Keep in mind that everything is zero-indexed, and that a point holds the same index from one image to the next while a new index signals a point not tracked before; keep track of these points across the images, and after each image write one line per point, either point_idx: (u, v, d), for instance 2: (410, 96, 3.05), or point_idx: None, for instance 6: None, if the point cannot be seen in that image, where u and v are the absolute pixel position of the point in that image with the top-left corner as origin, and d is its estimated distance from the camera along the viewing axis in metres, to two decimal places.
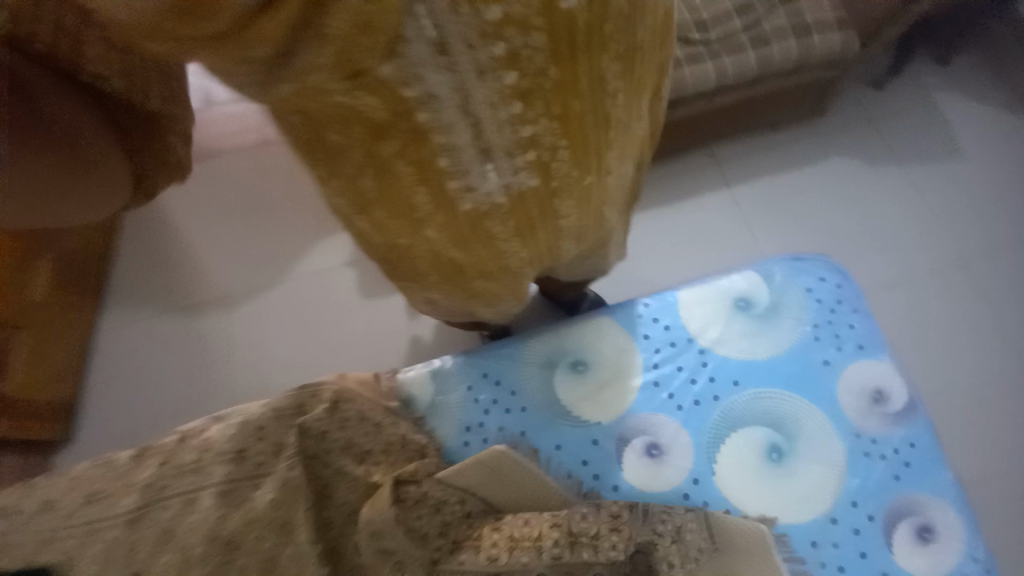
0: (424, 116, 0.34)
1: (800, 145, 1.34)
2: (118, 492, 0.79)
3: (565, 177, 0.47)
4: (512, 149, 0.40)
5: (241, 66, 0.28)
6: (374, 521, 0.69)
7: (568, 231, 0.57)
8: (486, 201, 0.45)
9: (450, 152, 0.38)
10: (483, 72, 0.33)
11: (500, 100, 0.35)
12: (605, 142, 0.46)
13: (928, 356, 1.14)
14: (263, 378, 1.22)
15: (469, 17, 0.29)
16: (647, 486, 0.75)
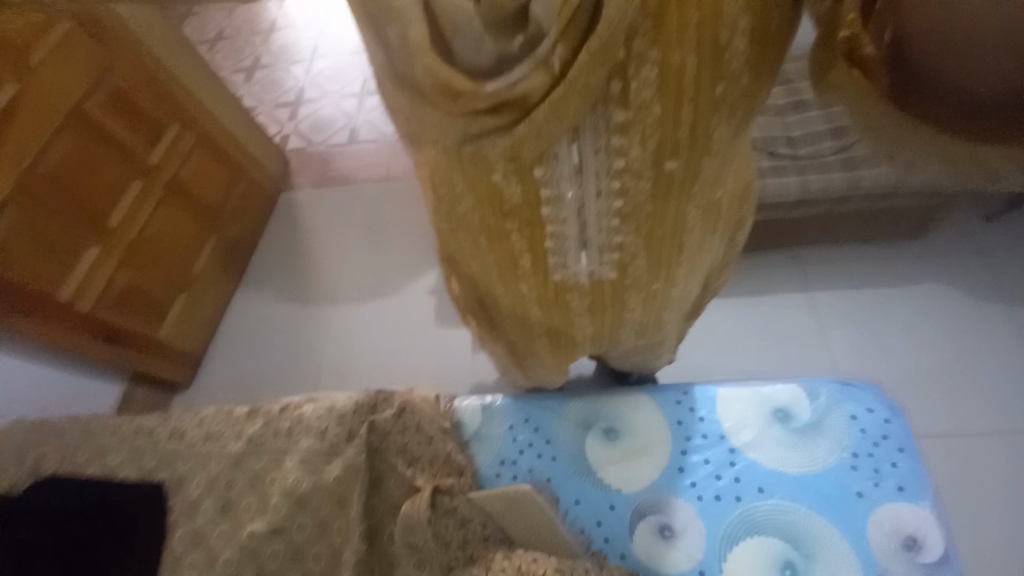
0: (551, 209, 0.48)
1: (896, 265, 1.30)
2: (232, 435, 1.01)
3: (638, 277, 0.60)
4: (602, 247, 0.54)
5: (448, 161, 0.43)
6: (410, 518, 0.82)
7: (625, 319, 0.69)
8: (573, 277, 0.59)
9: (558, 238, 0.52)
10: (600, 193, 0.48)
11: (606, 212, 0.50)
12: (676, 262, 0.59)
13: (1014, 524, 1.02)
14: (345, 374, 1.44)
15: (604, 161, 0.45)
16: (653, 563, 0.80)
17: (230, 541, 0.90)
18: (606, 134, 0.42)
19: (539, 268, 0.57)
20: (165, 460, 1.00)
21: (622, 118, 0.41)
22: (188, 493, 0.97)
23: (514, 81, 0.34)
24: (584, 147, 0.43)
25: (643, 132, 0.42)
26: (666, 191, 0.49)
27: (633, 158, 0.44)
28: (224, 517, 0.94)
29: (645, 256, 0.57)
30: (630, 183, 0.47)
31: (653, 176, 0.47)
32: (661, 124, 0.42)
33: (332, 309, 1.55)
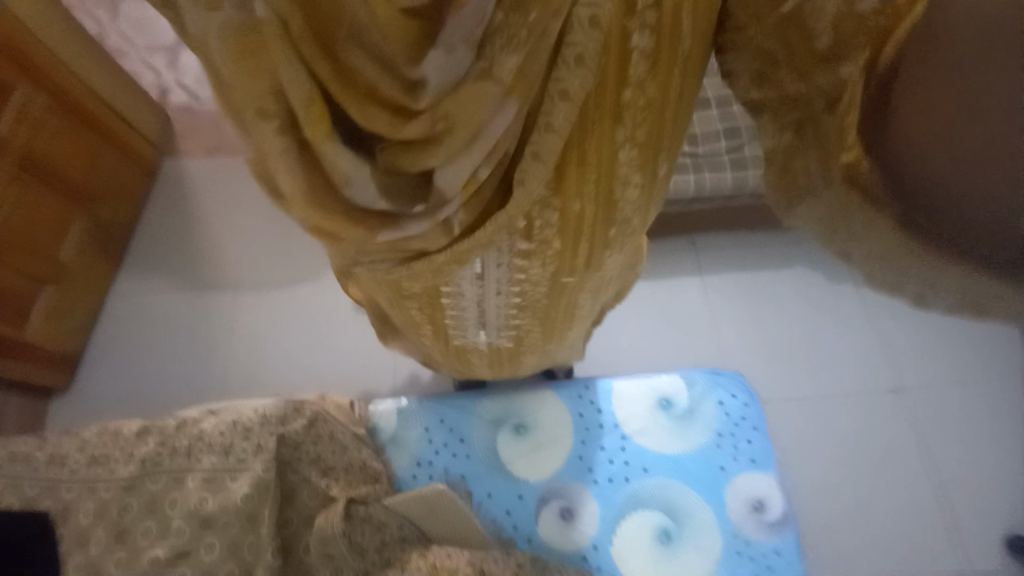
0: (449, 299, 0.56)
1: (777, 251, 1.46)
2: (121, 458, 0.93)
3: (533, 343, 0.69)
4: (497, 327, 0.64)
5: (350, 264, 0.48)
6: (324, 530, 0.84)
7: (526, 350, 0.70)
8: (473, 343, 0.67)
9: (456, 315, 0.60)
10: (499, 293, 0.56)
11: (504, 306, 0.59)
12: (566, 329, 0.68)
13: (846, 471, 1.25)
14: (254, 369, 1.35)
15: (506, 273, 0.52)
16: (555, 542, 0.90)
17: (128, 569, 0.85)
18: (510, 254, 0.49)
19: (439, 335, 0.65)
20: (48, 488, 0.92)
21: (525, 247, 0.48)
22: (76, 523, 0.89)
23: (416, 227, 0.38)
24: (488, 262, 0.50)
25: (543, 260, 0.50)
26: (558, 293, 0.57)
27: (532, 274, 0.52)
28: (120, 544, 0.88)
29: (538, 330, 0.65)
30: (527, 288, 0.55)
31: (548, 285, 0.55)
32: (559, 255, 0.49)
33: (236, 296, 1.43)
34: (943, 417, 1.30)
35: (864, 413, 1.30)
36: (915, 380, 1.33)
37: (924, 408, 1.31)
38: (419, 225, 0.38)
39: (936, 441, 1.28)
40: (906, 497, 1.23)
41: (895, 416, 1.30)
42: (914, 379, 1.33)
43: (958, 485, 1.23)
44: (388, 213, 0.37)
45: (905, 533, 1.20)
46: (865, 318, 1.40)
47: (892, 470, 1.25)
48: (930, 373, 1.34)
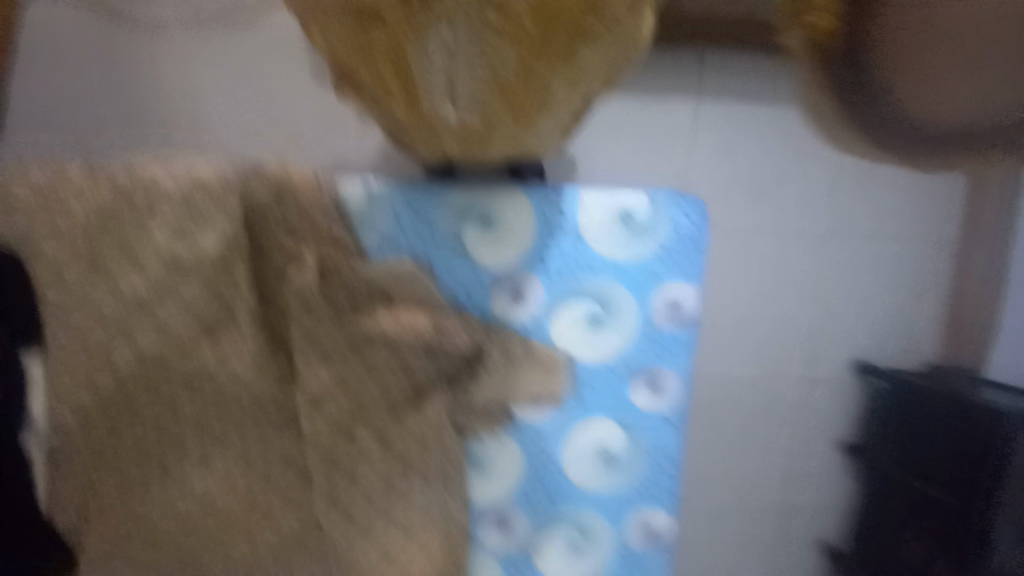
0: (420, 61, 0.60)
1: (775, 83, 1.42)
2: (73, 197, 0.91)
3: (507, 128, 0.69)
4: (466, 109, 0.65)
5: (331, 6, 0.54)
6: (302, 284, 0.96)
7: (496, 134, 0.68)
8: (445, 124, 0.67)
9: (428, 91, 0.63)
10: (468, 61, 0.60)
11: (474, 79, 0.62)
12: (537, 112, 0.68)
13: (749, 295, 1.50)
14: (194, 124, 1.23)
15: (470, 36, 0.58)
16: (503, 316, 1.06)
17: (113, 295, 0.95)
18: (478, 23, 0.58)
19: (410, 104, 0.65)
20: (1, 219, 0.91)
21: (494, 19, 0.57)
22: (44, 254, 0.92)
23: None
24: (458, 30, 0.58)
25: (507, 29, 0.58)
26: (523, 73, 0.62)
27: (500, 55, 0.60)
28: (97, 275, 0.94)
29: (508, 116, 0.67)
30: (497, 65, 0.61)
31: (517, 68, 0.62)
32: (528, 39, 0.59)
33: (161, 34, 1.23)
34: (844, 262, 1.52)
35: (782, 251, 1.50)
36: (838, 229, 1.51)
37: (834, 251, 1.52)
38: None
39: (829, 279, 1.53)
40: (788, 316, 1.53)
41: (805, 256, 1.51)
42: (835, 229, 1.51)
43: (827, 314, 1.54)
44: None
45: (774, 341, 1.54)
46: (827, 164, 1.48)
47: (786, 296, 1.52)
48: (852, 224, 1.51)
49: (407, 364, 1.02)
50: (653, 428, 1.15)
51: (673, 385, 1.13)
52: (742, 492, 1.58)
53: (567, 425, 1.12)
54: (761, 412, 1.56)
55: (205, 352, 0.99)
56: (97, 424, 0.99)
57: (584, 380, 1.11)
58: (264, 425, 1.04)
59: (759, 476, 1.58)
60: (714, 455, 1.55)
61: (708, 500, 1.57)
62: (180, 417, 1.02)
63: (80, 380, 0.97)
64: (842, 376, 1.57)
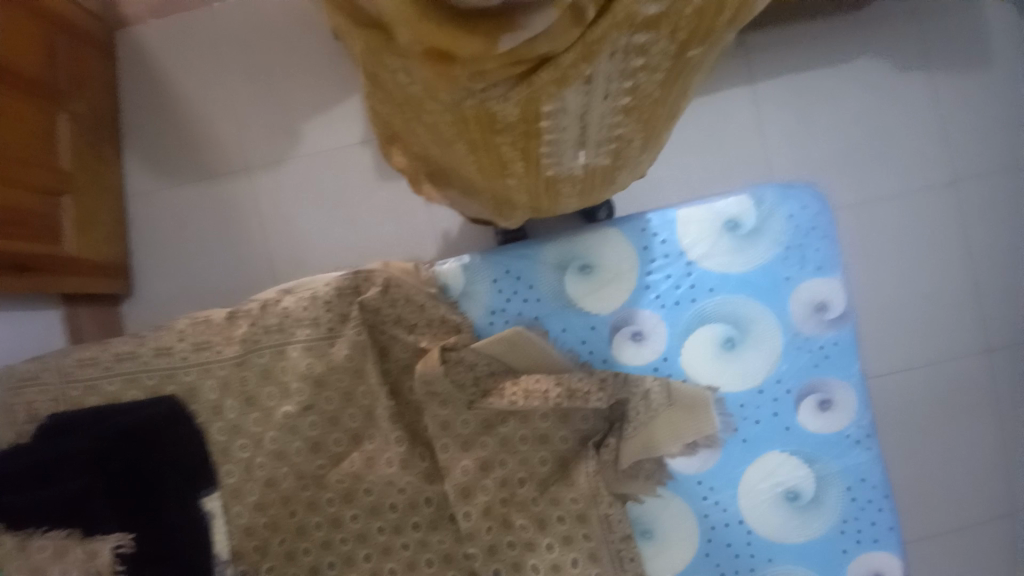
0: (551, 122, 0.47)
1: (843, 35, 1.29)
2: (222, 341, 1.01)
3: (630, 157, 0.63)
4: (601, 142, 0.56)
5: (451, 96, 0.40)
6: (427, 373, 0.94)
7: (623, 164, 0.63)
8: (567, 171, 0.61)
9: (555, 146, 0.53)
10: (609, 97, 0.46)
11: (611, 112, 0.50)
12: (665, 127, 0.60)
13: (891, 270, 1.29)
14: (297, 250, 1.36)
15: (620, 63, 0.41)
16: (630, 360, 0.99)
17: (267, 423, 1.02)
18: (632, 33, 0.37)
19: (531, 169, 0.58)
20: (166, 376, 1.03)
21: (654, 12, 0.36)
22: (206, 398, 1.03)
23: (540, 31, 0.32)
24: (601, 61, 0.39)
25: (676, 24, 0.39)
26: (675, 75, 0.48)
27: (654, 54, 0.42)
28: (251, 407, 1.02)
29: (638, 141, 0.59)
30: (642, 78, 0.45)
31: (668, 67, 0.45)
32: (698, 15, 0.38)
33: (252, 178, 1.37)
34: (995, 203, 1.28)
35: (915, 211, 1.29)
36: (977, 168, 1.28)
37: (980, 194, 1.28)
38: (546, 17, 0.31)
39: (984, 226, 1.28)
40: (950, 282, 1.28)
41: (947, 209, 1.28)
42: (972, 170, 1.29)
43: (996, 267, 1.28)
44: (510, 18, 0.31)
45: (942, 316, 1.28)
46: (931, 103, 1.29)
47: (939, 259, 1.28)
48: (998, 158, 1.28)
49: (544, 434, 0.98)
50: (838, 450, 0.97)
51: (848, 396, 0.97)
52: (962, 503, 1.28)
53: (733, 467, 0.99)
54: (953, 402, 1.28)
55: (353, 458, 1.02)
56: (273, 547, 1.05)
57: (736, 413, 0.98)
58: (420, 520, 1.03)
59: (977, 481, 1.28)
60: (907, 464, 1.29)
61: (921, 521, 1.28)
62: (342, 527, 1.04)
63: (251, 509, 1.04)
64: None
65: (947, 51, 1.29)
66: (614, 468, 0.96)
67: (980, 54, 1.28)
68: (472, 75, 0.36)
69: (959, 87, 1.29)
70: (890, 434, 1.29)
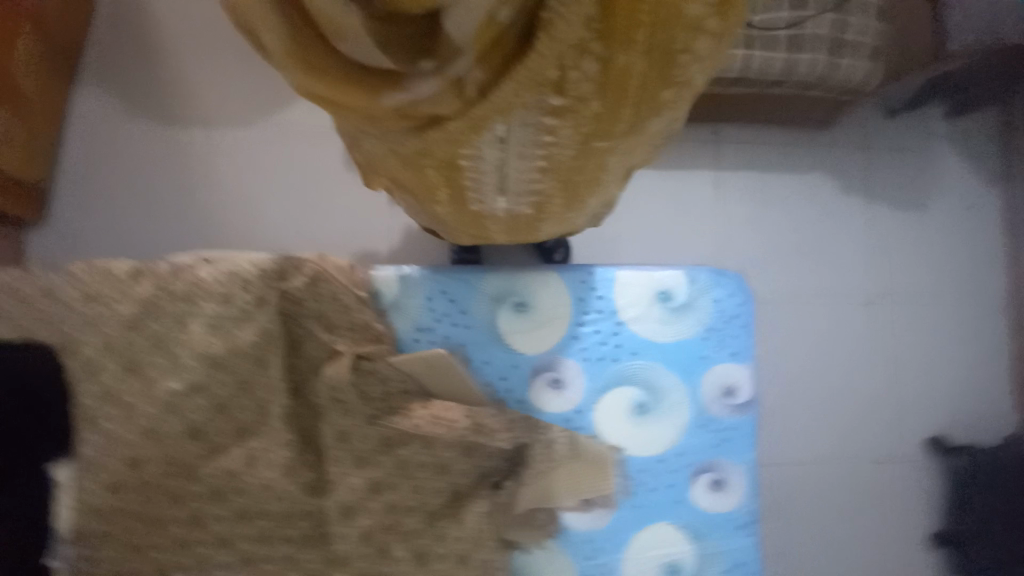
0: (469, 161, 0.48)
1: (805, 147, 1.41)
2: (119, 299, 0.92)
3: (552, 211, 0.63)
4: (520, 193, 0.56)
5: (357, 127, 0.44)
6: (335, 380, 0.90)
7: (548, 216, 0.63)
8: (490, 210, 0.60)
9: (477, 182, 0.53)
10: (523, 156, 0.49)
11: (529, 168, 0.51)
12: (589, 193, 0.60)
13: (806, 369, 1.37)
14: (239, 220, 1.28)
15: (531, 132, 0.45)
16: (545, 407, 0.97)
17: (145, 398, 0.94)
18: (537, 113, 0.42)
19: (455, 199, 0.57)
20: (43, 323, 0.91)
21: (557, 103, 0.41)
22: (83, 357, 0.92)
23: (423, 95, 0.36)
24: (510, 126, 0.43)
25: (577, 120, 0.43)
26: (586, 156, 0.50)
27: (561, 137, 0.45)
28: (131, 377, 0.93)
29: (559, 200, 0.59)
30: (554, 151, 0.48)
31: (577, 149, 0.48)
32: (597, 119, 0.43)
33: (210, 137, 1.30)
34: (904, 328, 1.40)
35: (839, 319, 1.39)
36: (894, 294, 1.41)
37: (893, 317, 1.40)
38: (427, 86, 0.36)
39: (893, 348, 1.40)
40: (853, 391, 1.38)
41: (863, 324, 1.39)
42: (889, 293, 1.41)
43: (895, 386, 1.39)
44: (394, 81, 0.35)
45: (842, 421, 1.37)
46: (870, 222, 1.42)
47: (848, 369, 1.38)
48: (912, 289, 1.41)
49: (443, 464, 0.94)
50: (719, 534, 0.99)
51: (740, 482, 0.99)
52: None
53: (620, 534, 0.98)
54: (839, 504, 1.35)
55: (234, 455, 0.94)
56: (119, 537, 0.94)
57: (634, 480, 0.98)
58: (293, 534, 0.95)
59: None
60: (791, 555, 1.34)
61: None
62: (203, 526, 0.95)
63: (103, 490, 0.93)
64: (922, 455, 1.38)
65: (888, 184, 1.43)
66: (504, 512, 0.94)
67: (915, 191, 1.43)
68: (371, 119, 0.41)
69: (893, 216, 1.42)
70: (778, 526, 1.34)
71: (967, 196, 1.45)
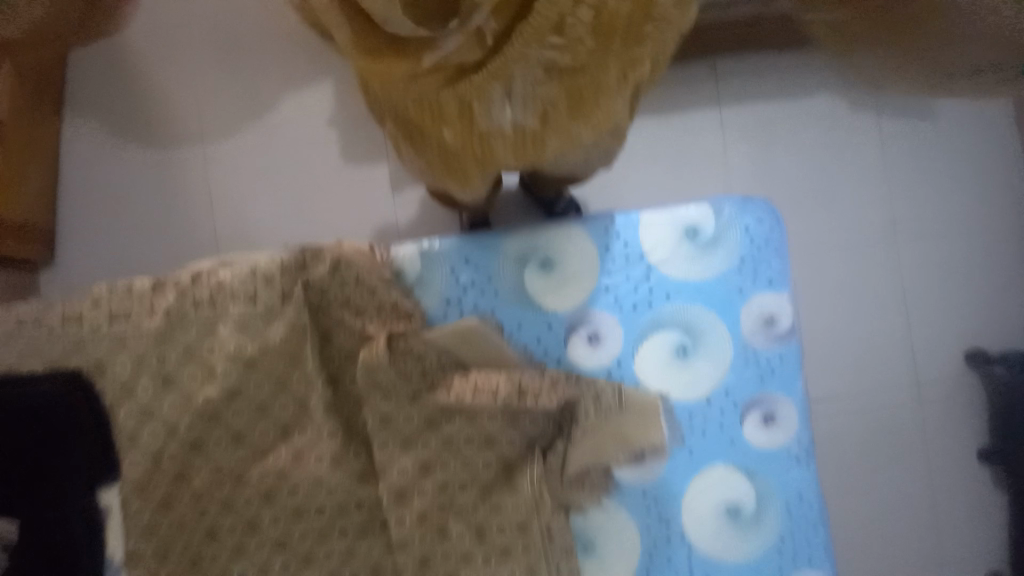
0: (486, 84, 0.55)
1: (801, 79, 1.39)
2: (143, 311, 0.92)
3: (559, 123, 0.62)
4: (528, 100, 0.58)
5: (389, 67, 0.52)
6: (371, 362, 0.89)
7: (554, 127, 0.62)
8: (498, 128, 0.60)
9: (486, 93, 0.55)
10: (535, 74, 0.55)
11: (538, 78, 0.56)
12: (596, 99, 0.61)
13: (836, 302, 1.35)
14: (247, 231, 1.28)
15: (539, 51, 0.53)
16: (585, 362, 0.97)
17: (185, 408, 0.92)
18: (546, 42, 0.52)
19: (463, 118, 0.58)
20: (74, 348, 0.91)
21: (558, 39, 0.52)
22: (116, 375, 0.91)
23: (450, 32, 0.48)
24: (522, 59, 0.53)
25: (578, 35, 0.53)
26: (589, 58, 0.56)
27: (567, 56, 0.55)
28: (168, 390, 0.92)
29: (566, 110, 0.61)
30: (564, 51, 0.54)
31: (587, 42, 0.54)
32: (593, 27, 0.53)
33: (206, 150, 1.29)
34: (926, 247, 1.39)
35: (857, 249, 1.37)
36: (913, 214, 1.39)
37: (914, 238, 1.38)
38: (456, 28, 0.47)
39: (919, 268, 1.38)
40: (885, 318, 1.36)
41: (887, 249, 1.38)
42: (906, 213, 1.39)
43: (927, 305, 1.37)
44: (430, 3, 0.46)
45: (879, 348, 1.35)
46: (876, 147, 1.40)
47: (877, 296, 1.36)
48: (931, 207, 1.39)
49: (490, 436, 0.92)
50: (779, 466, 0.97)
51: (791, 412, 0.98)
52: (894, 530, 1.32)
53: (678, 479, 0.97)
54: (887, 431, 1.33)
55: (280, 453, 0.92)
56: (176, 553, 0.92)
57: (684, 422, 0.98)
58: (348, 526, 0.94)
59: (907, 510, 1.32)
60: (846, 489, 1.32)
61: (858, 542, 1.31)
62: (259, 531, 0.93)
63: (153, 507, 0.92)
64: (964, 373, 1.35)
65: (890, 103, 1.40)
66: (555, 474, 0.92)
67: (918, 105, 1.40)
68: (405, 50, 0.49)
69: (899, 138, 1.40)
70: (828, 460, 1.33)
71: (975, 103, 1.41)
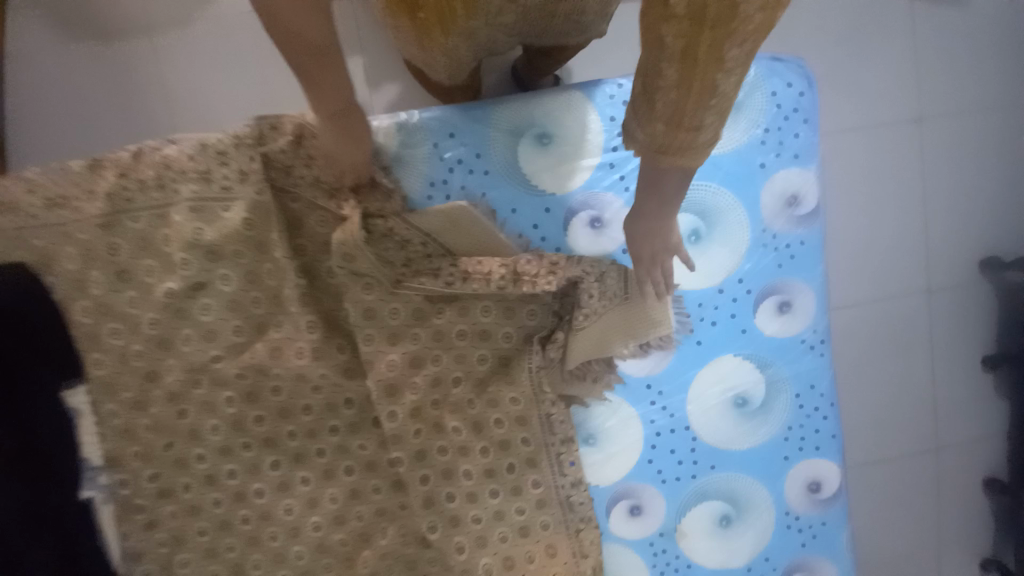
0: None
1: None
2: (83, 195, 0.81)
3: None
4: None
5: None
6: (346, 243, 0.78)
7: None
8: None
9: None
10: None
11: None
12: None
13: (855, 202, 1.24)
14: (205, 116, 1.12)
15: None
16: (588, 250, 0.88)
17: (146, 304, 0.83)
18: None
19: None
20: (8, 240, 0.79)
21: None
22: (64, 269, 0.81)
23: None
24: None
25: None
26: None
27: None
28: (125, 284, 0.83)
29: None
30: None
31: None
32: None
33: (151, 22, 1.11)
34: (957, 138, 1.26)
35: (884, 140, 1.24)
36: (944, 105, 1.25)
37: (941, 132, 1.26)
38: None
39: (946, 165, 1.26)
40: (905, 221, 1.26)
41: (917, 140, 1.25)
42: (932, 106, 1.25)
43: (950, 203, 1.27)
44: None
45: (897, 251, 1.26)
46: (907, 30, 1.23)
47: (897, 197, 1.25)
48: (966, 97, 1.25)
49: (485, 330, 0.86)
50: (791, 357, 0.92)
51: (808, 301, 0.91)
52: (902, 432, 1.30)
53: (683, 373, 0.92)
54: (899, 337, 1.27)
55: (256, 349, 0.85)
56: (158, 454, 0.87)
57: (694, 314, 0.91)
58: (338, 423, 0.89)
59: (911, 413, 1.29)
60: (854, 394, 1.28)
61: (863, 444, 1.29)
62: (246, 430, 0.88)
63: (128, 408, 0.86)
64: (971, 279, 1.28)
65: None
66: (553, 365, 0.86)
67: None
68: None
69: (931, 22, 1.24)
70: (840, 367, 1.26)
71: None
